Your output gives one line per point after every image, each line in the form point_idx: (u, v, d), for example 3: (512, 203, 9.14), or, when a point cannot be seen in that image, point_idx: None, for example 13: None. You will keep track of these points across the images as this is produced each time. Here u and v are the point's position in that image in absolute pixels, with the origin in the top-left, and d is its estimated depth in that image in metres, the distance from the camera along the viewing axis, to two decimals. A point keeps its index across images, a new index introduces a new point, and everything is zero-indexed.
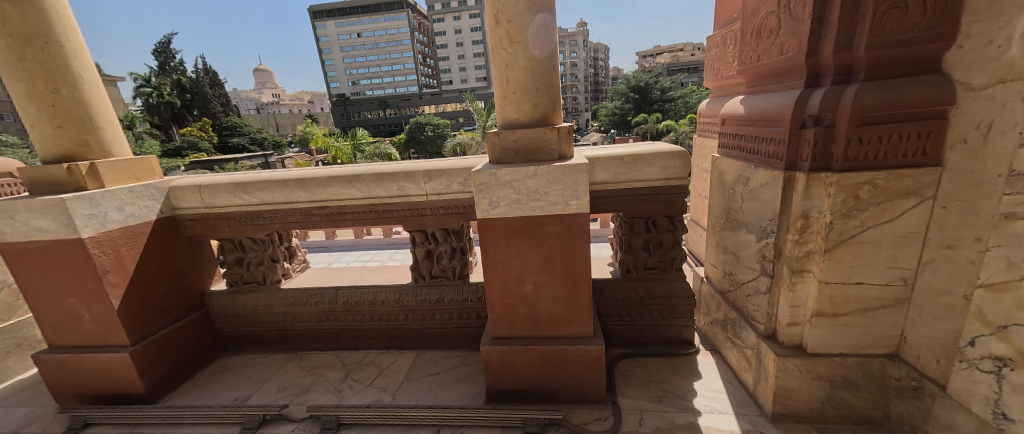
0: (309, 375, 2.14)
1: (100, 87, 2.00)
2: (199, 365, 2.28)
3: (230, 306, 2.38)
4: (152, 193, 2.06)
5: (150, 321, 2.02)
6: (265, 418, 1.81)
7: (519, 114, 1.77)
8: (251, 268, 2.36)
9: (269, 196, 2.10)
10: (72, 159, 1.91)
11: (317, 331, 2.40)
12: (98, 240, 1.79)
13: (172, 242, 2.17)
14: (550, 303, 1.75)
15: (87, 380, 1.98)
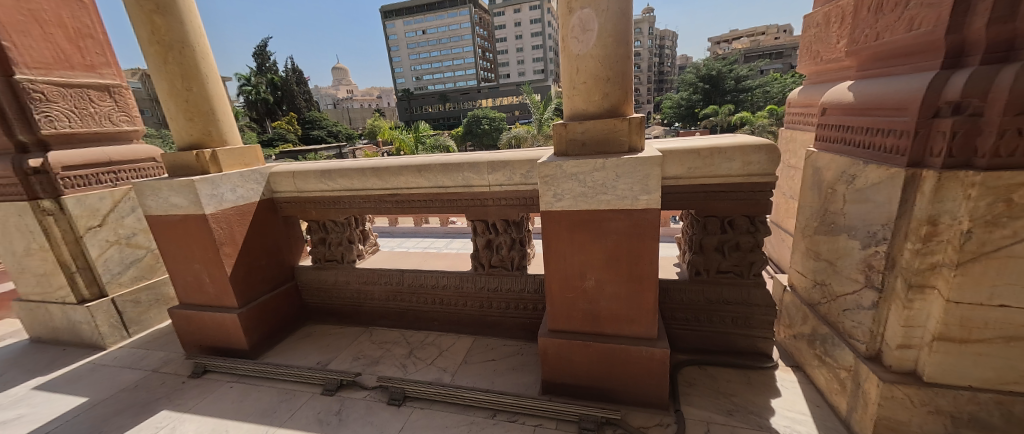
0: (378, 349, 2.32)
1: (220, 85, 2.32)
2: (289, 330, 2.58)
3: (313, 280, 2.66)
4: (257, 178, 2.36)
5: (252, 288, 2.33)
6: (342, 383, 1.99)
7: (589, 104, 1.72)
8: (332, 247, 2.61)
9: (349, 183, 2.29)
10: (199, 147, 2.25)
11: (386, 310, 2.59)
12: (217, 217, 2.10)
13: (270, 220, 2.47)
14: (612, 300, 1.70)
15: (205, 333, 2.35)
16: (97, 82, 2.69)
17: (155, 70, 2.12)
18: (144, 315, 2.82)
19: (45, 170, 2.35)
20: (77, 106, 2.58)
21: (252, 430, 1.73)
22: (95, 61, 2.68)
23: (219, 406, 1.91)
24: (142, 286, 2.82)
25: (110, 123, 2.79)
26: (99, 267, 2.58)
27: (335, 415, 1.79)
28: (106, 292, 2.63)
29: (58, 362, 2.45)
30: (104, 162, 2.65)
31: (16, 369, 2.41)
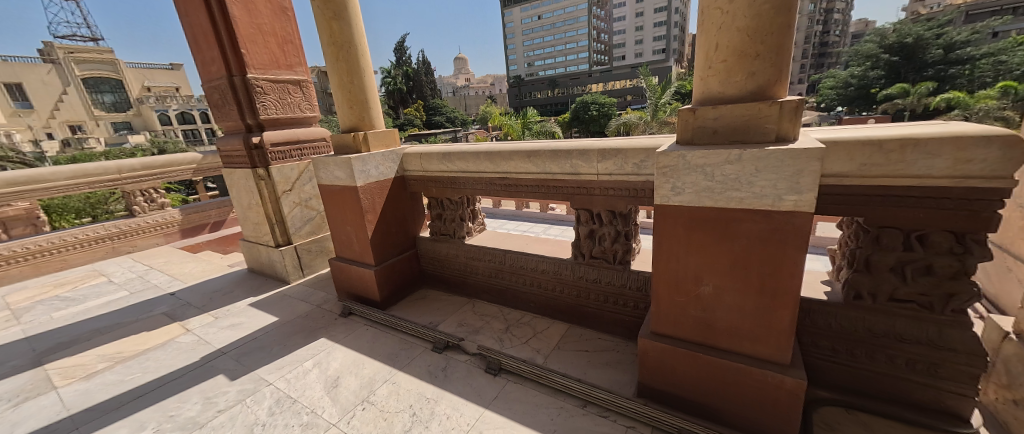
0: (480, 320, 2.52)
1: (372, 78, 2.74)
2: (409, 291, 2.99)
3: (430, 250, 3.01)
4: (393, 157, 2.75)
5: (385, 251, 2.76)
6: (449, 344, 2.23)
7: (728, 86, 1.48)
8: (446, 223, 2.90)
9: (465, 165, 2.48)
10: (355, 130, 2.71)
11: (488, 285, 2.78)
12: (364, 189, 2.54)
13: (400, 195, 2.87)
14: (732, 312, 1.49)
15: (350, 283, 2.90)
16: (293, 78, 3.44)
17: (331, 67, 2.62)
18: (312, 262, 3.61)
19: (261, 146, 3.20)
20: (282, 98, 3.38)
21: (380, 368, 2.08)
22: (292, 61, 3.42)
23: (358, 343, 2.34)
24: (312, 239, 3.63)
25: (300, 111, 3.56)
26: (287, 221, 3.40)
27: (442, 370, 2.02)
28: (290, 241, 3.44)
29: (261, 288, 3.34)
30: (294, 141, 3.44)
31: (239, 289, 3.36)
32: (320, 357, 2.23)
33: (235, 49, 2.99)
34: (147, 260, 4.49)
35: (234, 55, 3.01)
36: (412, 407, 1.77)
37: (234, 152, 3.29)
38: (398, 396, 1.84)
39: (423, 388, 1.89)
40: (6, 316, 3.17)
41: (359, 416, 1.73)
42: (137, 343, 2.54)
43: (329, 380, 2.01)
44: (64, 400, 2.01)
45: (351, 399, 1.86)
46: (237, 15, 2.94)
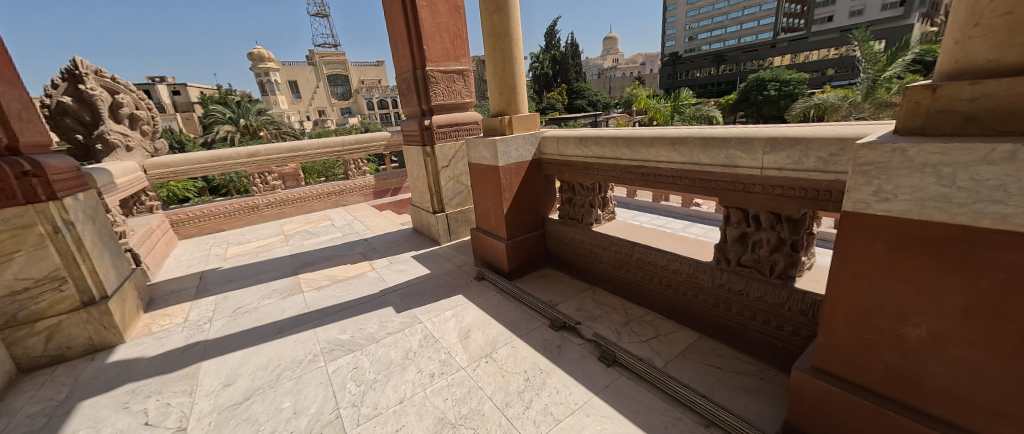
0: (599, 308, 2.48)
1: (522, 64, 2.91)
2: (534, 267, 3.18)
3: (557, 232, 3.11)
4: (533, 140, 2.91)
5: (516, 227, 2.99)
6: (565, 324, 2.28)
7: (1009, 49, 1.00)
8: (576, 207, 2.93)
9: (601, 150, 2.42)
10: (503, 114, 2.94)
11: (611, 275, 2.71)
12: (504, 169, 2.78)
13: (535, 176, 3.03)
14: (956, 370, 1.08)
15: (485, 252, 3.26)
16: (458, 68, 3.96)
17: (489, 56, 2.90)
18: (458, 229, 4.21)
19: (430, 127, 3.85)
20: (449, 86, 3.95)
21: (503, 331, 2.31)
22: (459, 54, 3.93)
23: (487, 305, 2.65)
24: (460, 209, 4.21)
25: (461, 98, 4.08)
26: (443, 192, 4.04)
27: (556, 347, 2.10)
28: (443, 209, 4.09)
29: (420, 245, 4.10)
30: (454, 123, 4.00)
31: (406, 243, 4.22)
32: (457, 309, 2.63)
33: (420, 45, 3.62)
34: (353, 212, 6.06)
35: (418, 51, 3.65)
36: (526, 373, 1.92)
37: (411, 132, 4.05)
38: (515, 360, 2.02)
39: (538, 358, 2.02)
40: (282, 239, 4.81)
41: (482, 367, 1.99)
42: (344, 272, 3.50)
43: (463, 331, 2.36)
44: (306, 301, 2.97)
45: (478, 351, 2.14)
46: (424, 17, 3.54)
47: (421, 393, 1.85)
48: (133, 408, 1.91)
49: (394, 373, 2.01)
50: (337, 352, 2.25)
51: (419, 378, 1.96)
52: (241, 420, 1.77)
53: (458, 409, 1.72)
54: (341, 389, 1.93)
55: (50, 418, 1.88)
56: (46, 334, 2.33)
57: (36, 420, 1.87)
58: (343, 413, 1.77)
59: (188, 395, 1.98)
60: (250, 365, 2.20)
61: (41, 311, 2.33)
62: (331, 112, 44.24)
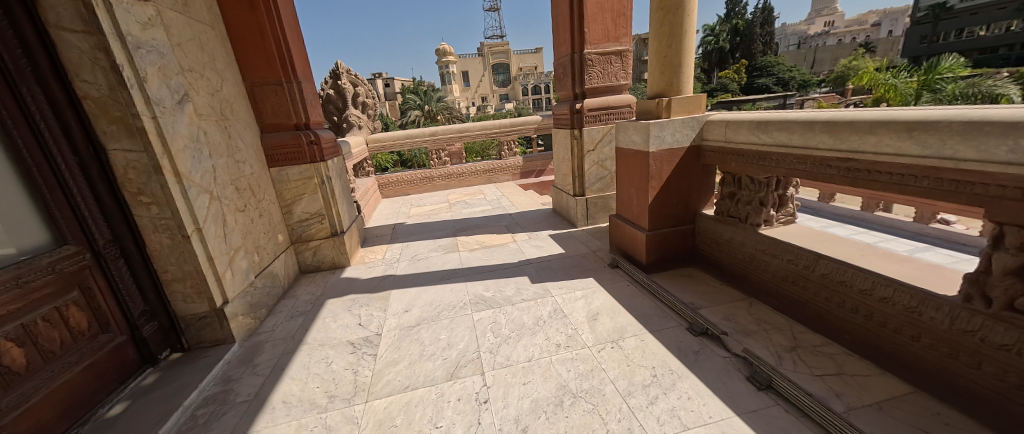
0: (755, 322, 2.11)
1: (693, 39, 2.60)
2: (676, 264, 2.91)
3: (710, 230, 2.75)
4: (694, 124, 2.61)
5: (661, 219, 2.78)
6: (707, 331, 2.03)
7: None
8: (739, 204, 2.51)
9: (787, 138, 1.97)
10: (661, 96, 2.70)
11: (779, 289, 2.25)
12: (655, 155, 2.60)
13: (692, 165, 2.72)
14: None
15: (623, 241, 3.15)
16: (617, 48, 3.82)
17: (654, 32, 2.69)
18: (596, 214, 4.19)
19: (580, 111, 3.89)
20: (605, 68, 3.86)
21: (633, 322, 2.24)
22: (620, 33, 3.78)
23: (618, 293, 2.60)
24: (600, 195, 4.17)
25: (616, 80, 3.95)
26: (586, 176, 4.06)
27: (693, 352, 1.91)
28: (584, 193, 4.12)
29: (558, 225, 4.27)
30: (605, 106, 3.92)
31: (545, 222, 4.47)
32: (587, 292, 2.67)
33: (580, 28, 3.64)
34: (502, 189, 6.74)
35: (579, 34, 3.68)
36: (654, 369, 1.83)
37: (562, 116, 4.17)
38: (643, 353, 1.94)
39: (669, 358, 1.89)
40: (447, 206, 5.78)
41: (607, 351, 1.99)
42: (491, 240, 3.99)
43: (591, 312, 2.40)
44: (461, 259, 3.53)
45: (604, 335, 2.15)
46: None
47: (547, 358, 2.00)
48: (352, 311, 2.72)
49: (525, 335, 2.23)
50: (481, 306, 2.63)
51: (546, 345, 2.12)
52: (413, 339, 2.30)
53: (579, 382, 1.79)
54: (482, 336, 2.26)
55: (313, 305, 2.87)
56: (314, 250, 3.52)
57: (307, 305, 2.88)
58: (482, 356, 2.08)
59: (382, 311, 2.68)
60: (420, 299, 2.80)
61: (312, 235, 3.49)
62: (492, 99, 49.20)
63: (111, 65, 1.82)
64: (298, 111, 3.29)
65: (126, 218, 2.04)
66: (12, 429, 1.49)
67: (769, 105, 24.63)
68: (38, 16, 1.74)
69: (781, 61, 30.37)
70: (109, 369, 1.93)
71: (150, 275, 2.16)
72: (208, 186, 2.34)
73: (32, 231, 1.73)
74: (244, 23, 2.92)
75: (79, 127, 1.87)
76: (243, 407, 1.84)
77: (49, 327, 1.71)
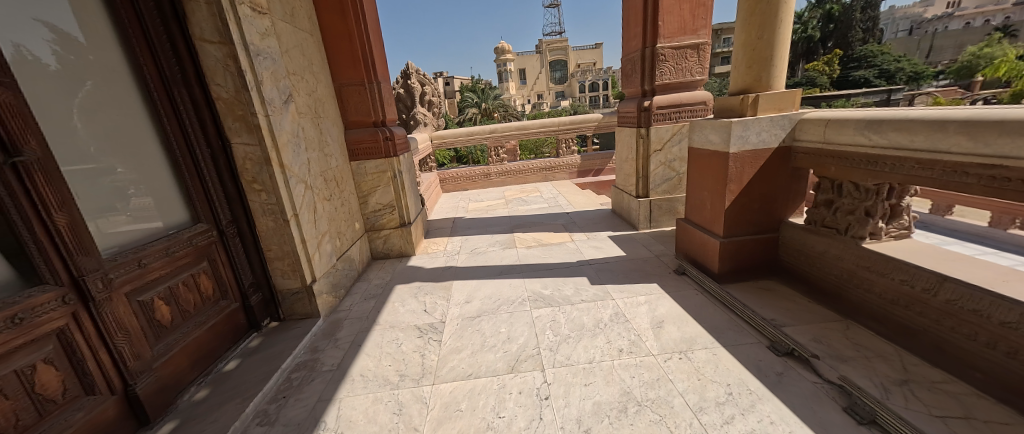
0: (853, 347, 1.87)
1: (788, 28, 2.36)
2: (753, 276, 2.67)
3: (798, 240, 2.48)
4: (784, 123, 2.37)
5: (739, 226, 2.57)
6: (793, 352, 1.84)
7: None
8: (839, 214, 2.23)
9: (906, 139, 1.71)
10: (746, 92, 2.50)
11: (885, 312, 1.96)
12: (736, 156, 2.40)
13: (779, 167, 2.47)
14: None
15: (691, 247, 2.96)
16: (694, 42, 3.59)
17: (741, 23, 2.49)
18: (660, 217, 3.99)
19: (649, 109, 3.72)
20: (679, 62, 3.65)
21: (703, 333, 2.11)
22: (698, 25, 3.55)
23: (686, 302, 2.46)
24: (666, 197, 3.96)
25: (691, 75, 3.71)
26: (651, 177, 3.88)
27: (775, 373, 1.75)
28: (647, 194, 3.95)
29: (618, 227, 4.14)
30: (676, 104, 3.71)
31: (603, 223, 4.35)
32: (652, 297, 2.56)
33: (654, 21, 3.48)
34: (558, 187, 6.69)
35: (652, 27, 3.52)
36: (729, 386, 1.71)
37: (628, 114, 4.02)
38: (716, 368, 1.82)
39: (746, 376, 1.75)
40: (503, 202, 5.89)
41: (675, 362, 1.90)
42: (548, 238, 3.99)
43: (656, 319, 2.29)
44: (519, 255, 3.58)
45: (671, 344, 2.05)
46: None
47: (609, 362, 1.95)
48: (418, 298, 2.89)
49: (586, 336, 2.20)
50: (540, 303, 2.64)
51: (608, 348, 2.07)
52: (474, 329, 2.38)
53: (645, 391, 1.73)
54: (541, 333, 2.27)
55: (383, 289, 3.10)
56: (384, 239, 3.80)
57: (378, 288, 3.12)
58: (542, 352, 2.09)
59: (445, 300, 2.82)
60: (480, 292, 2.89)
61: (383, 224, 3.77)
62: (547, 96, 48.95)
63: (238, 70, 2.15)
64: (377, 109, 3.56)
65: (242, 202, 2.38)
66: (160, 371, 1.83)
67: (868, 101, 21.44)
68: (187, 31, 2.10)
69: (886, 50, 26.27)
70: (226, 331, 2.28)
71: (258, 253, 2.49)
72: (304, 176, 2.64)
73: (175, 210, 2.06)
74: (336, 29, 3.23)
75: (211, 123, 2.23)
76: (328, 376, 2.05)
77: (186, 291, 2.05)
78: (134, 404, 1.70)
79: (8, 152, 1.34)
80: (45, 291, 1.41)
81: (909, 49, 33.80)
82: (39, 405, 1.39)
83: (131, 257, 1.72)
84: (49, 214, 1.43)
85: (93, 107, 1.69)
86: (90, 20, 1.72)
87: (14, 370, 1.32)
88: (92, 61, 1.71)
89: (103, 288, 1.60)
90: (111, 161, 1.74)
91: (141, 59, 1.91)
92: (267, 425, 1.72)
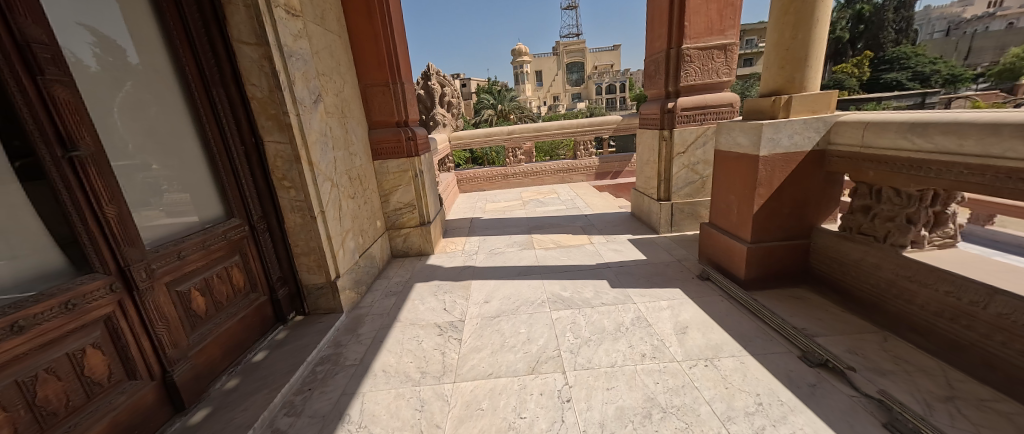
0: (892, 360, 1.78)
1: (825, 27, 2.28)
2: (782, 283, 2.59)
3: (831, 247, 2.39)
4: (819, 126, 2.29)
5: (767, 231, 2.49)
6: (827, 363, 1.77)
7: None
8: (877, 221, 2.14)
9: (955, 143, 1.63)
10: (777, 94, 2.43)
11: (928, 325, 1.87)
12: (766, 160, 2.34)
13: (812, 172, 2.39)
14: None
15: (716, 252, 2.89)
16: (721, 42, 3.51)
17: (773, 23, 2.42)
18: (681, 221, 3.91)
19: (672, 110, 3.66)
20: (705, 64, 3.58)
21: (729, 340, 2.05)
22: (726, 26, 3.47)
23: (711, 308, 2.40)
24: (688, 201, 3.88)
25: (717, 77, 3.64)
26: (673, 180, 3.81)
27: (808, 385, 1.69)
28: (669, 198, 3.88)
29: (637, 230, 4.08)
30: (701, 106, 3.64)
31: (622, 226, 4.30)
32: (674, 302, 2.51)
33: (680, 21, 3.43)
34: (575, 189, 6.64)
35: (677, 28, 3.47)
36: (758, 396, 1.65)
37: (650, 115, 3.96)
38: (744, 378, 1.77)
39: (777, 387, 1.70)
40: (520, 203, 5.88)
41: (700, 369, 1.85)
42: (567, 240, 3.96)
43: (680, 325, 2.24)
44: (537, 256, 3.57)
45: (696, 350, 2.00)
46: None
47: (632, 367, 1.92)
48: (438, 296, 2.92)
49: (607, 339, 2.17)
50: (559, 305, 2.62)
51: (630, 352, 2.03)
52: (494, 329, 2.38)
53: (670, 397, 1.70)
54: (561, 335, 2.25)
55: (403, 287, 3.14)
56: (404, 237, 3.85)
57: (398, 286, 3.16)
58: (563, 354, 2.07)
59: (465, 299, 2.83)
60: (499, 292, 2.89)
61: (403, 223, 3.82)
62: (564, 98, 48.76)
63: (272, 71, 2.23)
64: (400, 109, 3.62)
65: (272, 198, 2.46)
66: (195, 360, 1.90)
67: (900, 105, 20.51)
68: (227, 33, 2.18)
69: (921, 51, 25.09)
70: (254, 323, 2.35)
71: (285, 248, 2.57)
72: (330, 174, 2.71)
73: (210, 205, 2.13)
74: (363, 31, 3.31)
75: (245, 122, 2.31)
76: (351, 370, 2.09)
77: (220, 283, 2.12)
78: (170, 390, 1.77)
79: (65, 147, 1.42)
80: (95, 279, 1.49)
81: (946, 50, 32.21)
82: (87, 387, 1.47)
83: (171, 249, 1.79)
84: (99, 206, 1.50)
85: (134, 105, 1.75)
86: (139, 23, 1.82)
87: (65, 353, 1.41)
88: (140, 62, 1.80)
89: (146, 278, 1.67)
90: (145, 158, 1.77)
91: (183, 59, 1.99)
92: (294, 416, 1.77)
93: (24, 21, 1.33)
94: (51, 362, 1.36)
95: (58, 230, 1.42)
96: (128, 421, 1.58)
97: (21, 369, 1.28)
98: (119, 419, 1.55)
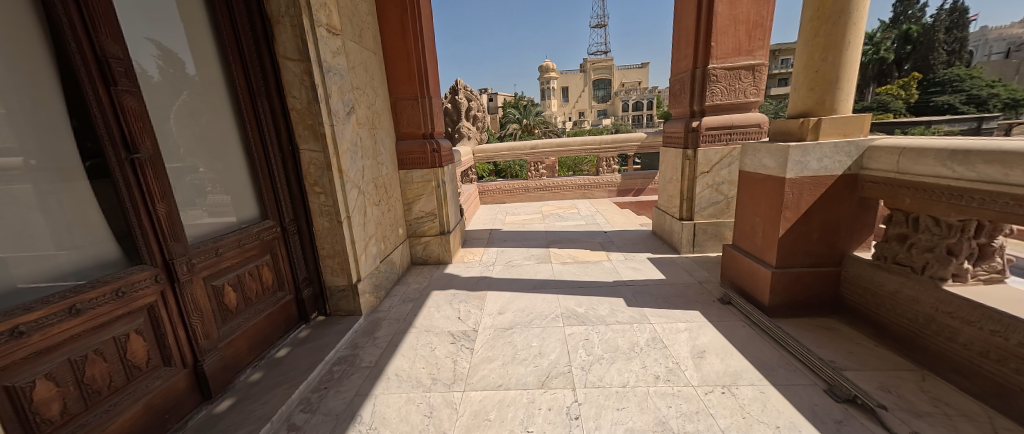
0: (930, 401, 1.66)
1: (857, 50, 2.23)
2: (809, 311, 2.47)
3: (865, 277, 2.27)
4: (851, 150, 2.22)
5: (793, 256, 2.40)
6: (855, 399, 1.67)
7: None
8: (914, 250, 2.03)
9: (1000, 172, 1.55)
10: (806, 116, 2.37)
11: (972, 366, 1.72)
12: (794, 182, 2.27)
13: (843, 196, 2.29)
14: None
15: (739, 275, 2.79)
16: (749, 63, 3.47)
17: (803, 44, 2.38)
18: (704, 242, 3.81)
19: (696, 129, 3.63)
20: (733, 83, 3.54)
21: (750, 368, 1.97)
22: (755, 46, 3.44)
23: (731, 333, 2.31)
24: (711, 221, 3.79)
25: (744, 96, 3.58)
26: (696, 199, 3.73)
27: (834, 421, 1.59)
28: (692, 217, 3.79)
29: (658, 249, 4.00)
30: (726, 125, 3.59)
31: (642, 244, 4.23)
32: (692, 325, 2.44)
33: (707, 42, 3.43)
34: (595, 206, 6.59)
35: (704, 48, 3.47)
36: (779, 429, 1.58)
37: (673, 134, 3.93)
38: (764, 408, 1.69)
39: (799, 420, 1.61)
40: (540, 217, 5.91)
41: (717, 396, 1.79)
42: (584, 256, 3.93)
43: (697, 349, 2.17)
44: (554, 271, 3.56)
45: (712, 376, 1.93)
46: (720, 11, 3.33)
47: (644, 388, 1.87)
48: (453, 305, 2.96)
49: (620, 359, 2.13)
50: (573, 320, 2.60)
51: (643, 373, 1.99)
52: (506, 341, 2.39)
53: (682, 423, 1.65)
54: (574, 351, 2.23)
55: (420, 294, 3.20)
56: (424, 245, 3.95)
57: (416, 292, 3.23)
58: (573, 371, 2.05)
59: (479, 310, 2.85)
60: (514, 304, 2.90)
61: (424, 230, 3.92)
62: (589, 114, 48.85)
63: (311, 85, 2.40)
64: (426, 122, 3.77)
65: (304, 203, 2.60)
66: (224, 351, 2.03)
67: (953, 130, 19.15)
68: (273, 50, 2.38)
69: (975, 73, 23.54)
70: (279, 319, 2.47)
71: (313, 250, 2.70)
72: (359, 182, 2.86)
73: (248, 206, 2.29)
74: (396, 49, 3.50)
75: (285, 131, 2.49)
76: (366, 372, 2.15)
77: (251, 280, 2.26)
78: (200, 379, 1.88)
79: (128, 149, 1.58)
80: (142, 270, 1.63)
81: (1006, 72, 30.06)
82: (127, 370, 1.59)
83: (209, 246, 1.93)
84: (152, 203, 1.65)
85: (188, 113, 1.93)
86: (199, 41, 2.02)
87: (112, 336, 1.54)
88: (196, 74, 1.99)
89: (186, 271, 1.80)
90: (194, 161, 1.93)
91: (234, 73, 2.19)
92: (309, 413, 1.83)
93: (104, 39, 1.52)
94: (100, 344, 1.49)
95: (116, 224, 1.57)
96: (161, 404, 1.70)
97: (72, 349, 1.40)
98: (153, 402, 1.67)
